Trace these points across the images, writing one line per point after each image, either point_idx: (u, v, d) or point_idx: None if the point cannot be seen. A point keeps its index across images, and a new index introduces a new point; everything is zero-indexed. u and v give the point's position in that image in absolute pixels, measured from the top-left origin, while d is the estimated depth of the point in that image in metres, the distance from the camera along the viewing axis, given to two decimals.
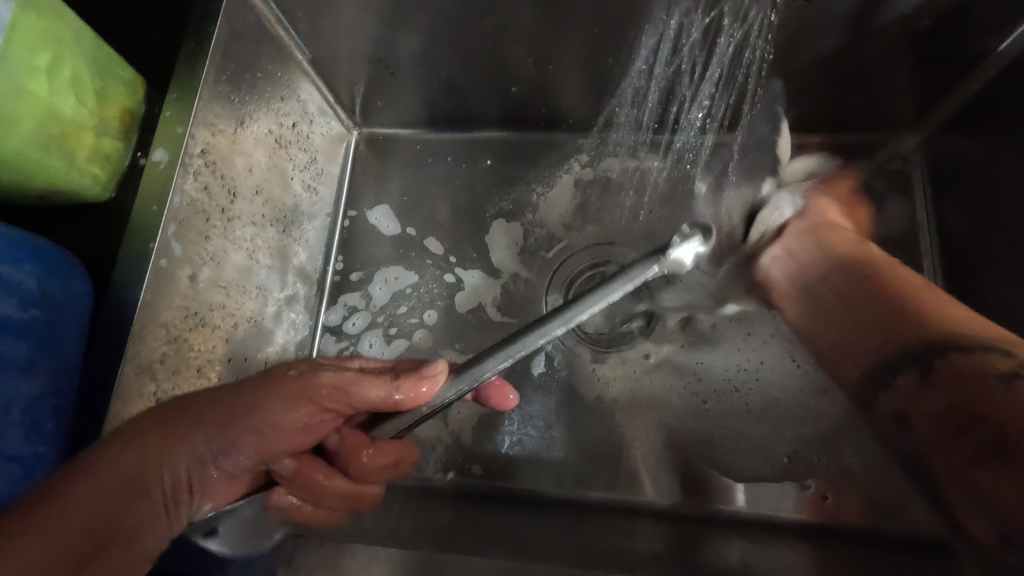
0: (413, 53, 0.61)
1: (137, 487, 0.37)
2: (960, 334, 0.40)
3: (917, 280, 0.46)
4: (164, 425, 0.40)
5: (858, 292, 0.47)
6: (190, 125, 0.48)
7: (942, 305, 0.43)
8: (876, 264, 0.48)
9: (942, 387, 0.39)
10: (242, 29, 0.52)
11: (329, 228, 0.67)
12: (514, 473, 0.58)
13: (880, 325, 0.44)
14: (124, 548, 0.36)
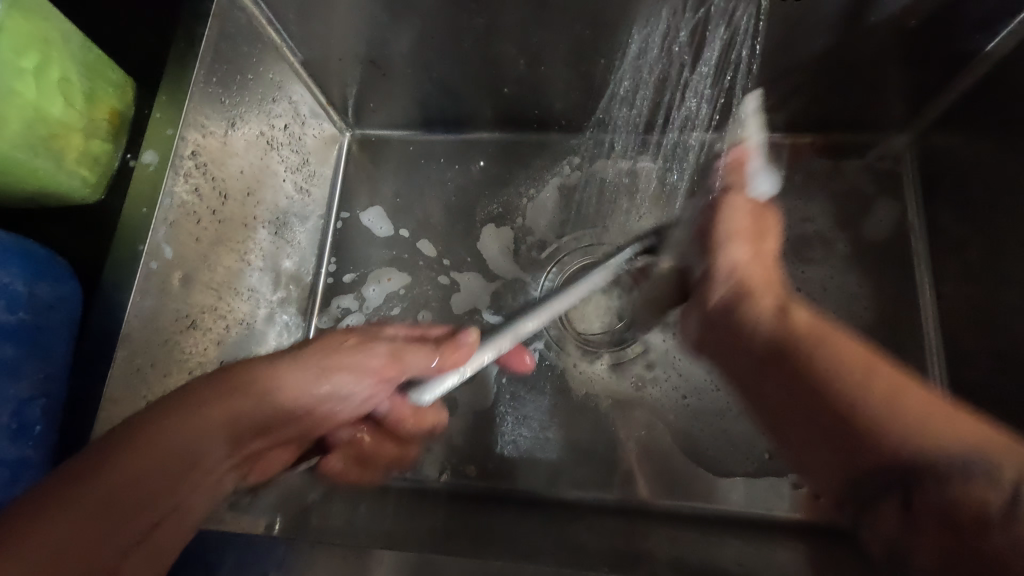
0: (404, 54, 0.60)
1: (158, 476, 0.36)
2: (923, 447, 0.35)
3: (875, 372, 0.40)
4: (175, 410, 0.38)
5: (802, 388, 0.42)
6: (180, 126, 0.48)
7: (893, 397, 0.38)
8: (817, 348, 0.43)
9: (933, 523, 0.33)
10: (233, 31, 0.52)
11: (323, 230, 0.67)
12: (509, 475, 0.58)
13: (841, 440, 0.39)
14: (171, 520, 0.36)
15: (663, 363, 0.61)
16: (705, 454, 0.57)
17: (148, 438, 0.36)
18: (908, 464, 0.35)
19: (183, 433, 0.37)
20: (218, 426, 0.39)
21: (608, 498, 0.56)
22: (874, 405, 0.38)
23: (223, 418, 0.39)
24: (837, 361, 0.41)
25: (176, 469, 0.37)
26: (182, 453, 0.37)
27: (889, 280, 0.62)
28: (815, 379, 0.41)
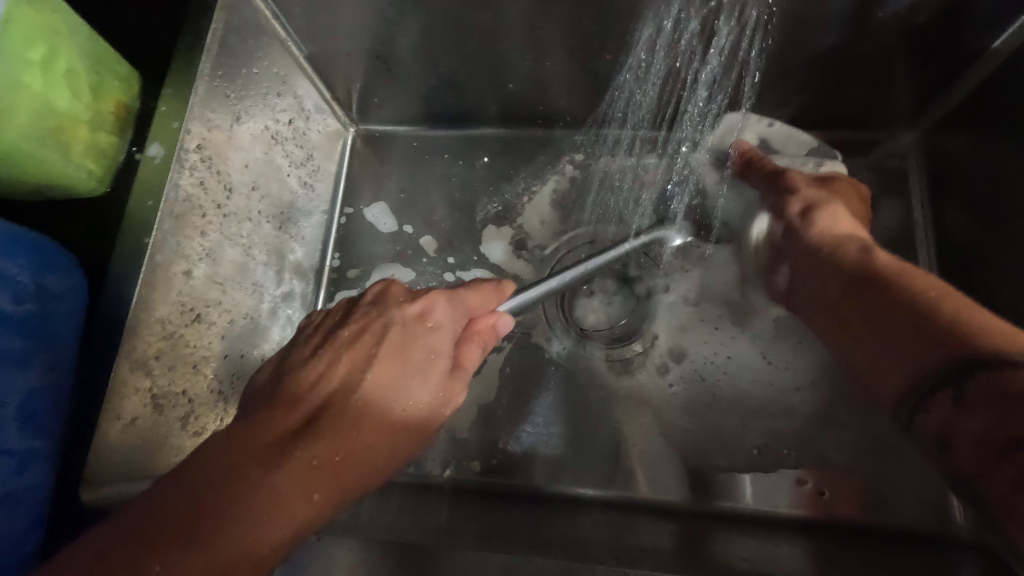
0: (409, 48, 0.60)
1: (228, 497, 0.33)
2: (982, 330, 0.36)
3: (912, 284, 0.42)
4: (259, 452, 0.35)
5: (886, 312, 0.41)
6: (185, 119, 0.48)
7: (947, 296, 0.40)
8: (887, 276, 0.44)
9: (964, 404, 0.34)
10: (238, 25, 0.52)
11: (327, 225, 0.67)
12: (513, 470, 0.58)
13: (907, 314, 0.40)
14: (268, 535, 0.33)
15: (665, 360, 0.61)
16: (709, 451, 0.57)
17: (227, 474, 0.34)
18: (956, 340, 0.36)
19: (266, 478, 0.34)
20: (298, 475, 0.35)
21: (612, 494, 0.56)
22: (934, 301, 0.40)
23: (309, 465, 0.36)
24: (891, 278, 0.44)
25: (254, 506, 0.33)
26: (259, 497, 0.34)
27: None
28: (896, 293, 0.42)
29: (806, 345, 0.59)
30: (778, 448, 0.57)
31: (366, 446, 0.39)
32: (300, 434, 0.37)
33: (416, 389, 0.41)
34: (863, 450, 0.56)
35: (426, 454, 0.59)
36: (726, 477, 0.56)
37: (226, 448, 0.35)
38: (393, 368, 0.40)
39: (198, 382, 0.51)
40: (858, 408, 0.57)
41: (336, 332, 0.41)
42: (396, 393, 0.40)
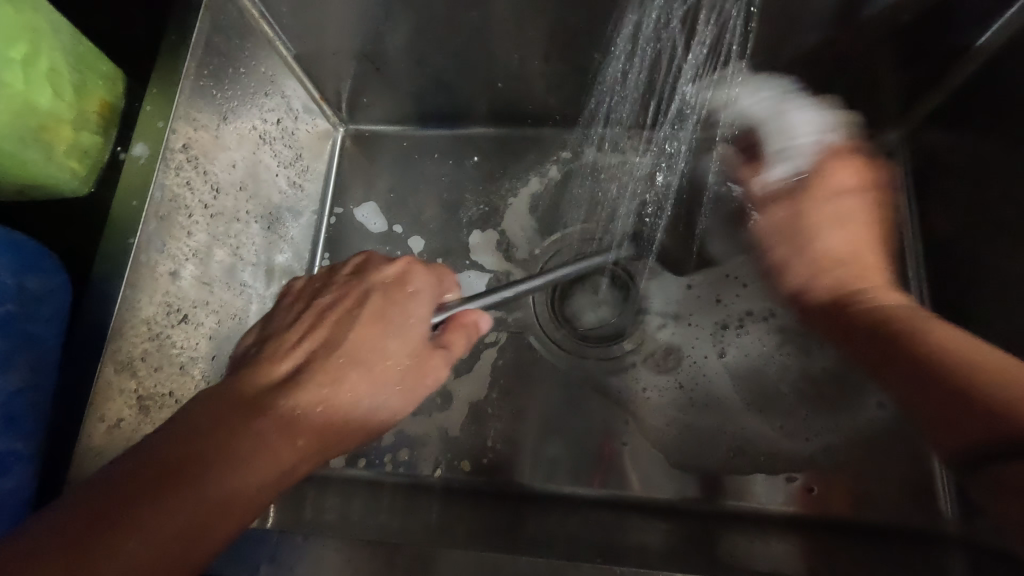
0: (399, 48, 0.60)
1: (201, 446, 0.33)
2: (988, 370, 0.34)
3: (895, 306, 0.42)
4: (245, 402, 0.36)
5: (857, 334, 0.42)
6: (171, 119, 0.47)
7: (941, 328, 0.39)
8: (866, 296, 0.43)
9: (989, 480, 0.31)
10: (225, 24, 0.52)
11: (316, 225, 0.67)
12: (503, 470, 0.58)
13: (887, 348, 0.39)
14: (225, 474, 0.33)
15: (655, 358, 0.61)
16: (701, 449, 0.57)
17: (213, 422, 0.34)
18: (987, 370, 0.34)
19: (248, 428, 0.34)
20: (283, 426, 0.35)
21: (604, 493, 0.56)
22: (975, 345, 0.36)
23: (295, 416, 0.36)
24: (886, 297, 0.43)
25: (238, 451, 0.34)
26: (243, 445, 0.34)
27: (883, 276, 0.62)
28: (880, 313, 0.42)
29: (794, 340, 0.60)
30: (770, 446, 0.57)
31: (350, 395, 0.38)
32: (285, 386, 0.37)
33: (397, 356, 0.40)
34: (852, 447, 0.57)
35: (417, 454, 0.59)
36: (718, 475, 0.56)
37: (210, 401, 0.35)
38: (370, 335, 0.39)
39: (185, 383, 0.51)
40: (847, 406, 0.58)
41: (315, 299, 0.42)
42: (376, 352, 0.39)
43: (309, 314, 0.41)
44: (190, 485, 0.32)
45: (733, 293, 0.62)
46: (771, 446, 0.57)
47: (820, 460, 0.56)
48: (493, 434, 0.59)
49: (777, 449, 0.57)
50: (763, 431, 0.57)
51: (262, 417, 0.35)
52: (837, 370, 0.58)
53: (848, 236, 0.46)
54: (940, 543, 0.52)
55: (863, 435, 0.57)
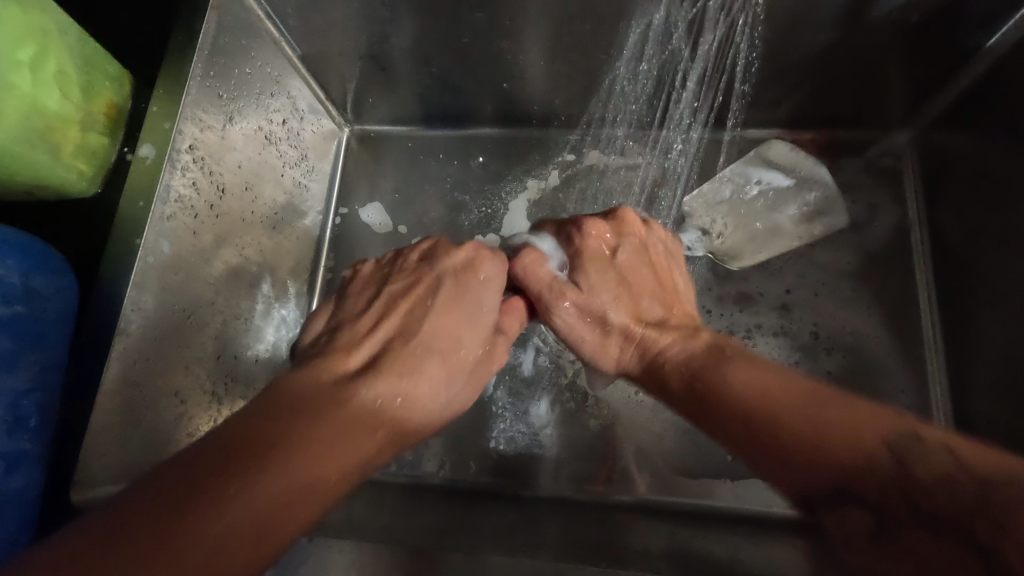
0: (403, 49, 0.60)
1: (278, 431, 0.31)
2: (813, 433, 0.33)
3: (757, 380, 0.37)
4: (324, 392, 0.35)
5: (711, 416, 0.38)
6: (177, 120, 0.48)
7: (768, 406, 0.35)
8: (714, 366, 0.40)
9: (840, 514, 0.32)
10: (231, 24, 0.52)
11: (321, 225, 0.67)
12: (507, 471, 0.58)
13: (754, 427, 0.35)
14: (310, 453, 0.31)
15: None
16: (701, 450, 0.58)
17: (294, 409, 0.33)
18: (815, 433, 0.33)
19: (328, 416, 0.33)
20: (361, 418, 0.35)
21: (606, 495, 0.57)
22: (795, 401, 0.34)
23: (372, 409, 0.36)
24: (727, 373, 0.38)
25: (324, 432, 0.33)
26: (324, 429, 0.33)
27: (891, 279, 0.62)
28: (730, 402, 0.37)
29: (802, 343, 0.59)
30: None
31: (424, 388, 0.39)
32: (359, 379, 0.37)
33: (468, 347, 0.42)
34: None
35: (423, 454, 0.60)
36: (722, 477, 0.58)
37: (285, 396, 0.34)
38: (438, 324, 0.41)
39: (191, 384, 0.50)
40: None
41: (384, 285, 0.44)
42: (450, 341, 0.41)
43: (380, 303, 0.43)
44: (278, 459, 0.30)
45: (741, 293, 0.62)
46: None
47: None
48: (499, 436, 0.60)
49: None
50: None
51: (348, 403, 0.35)
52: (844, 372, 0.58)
53: (657, 304, 0.48)
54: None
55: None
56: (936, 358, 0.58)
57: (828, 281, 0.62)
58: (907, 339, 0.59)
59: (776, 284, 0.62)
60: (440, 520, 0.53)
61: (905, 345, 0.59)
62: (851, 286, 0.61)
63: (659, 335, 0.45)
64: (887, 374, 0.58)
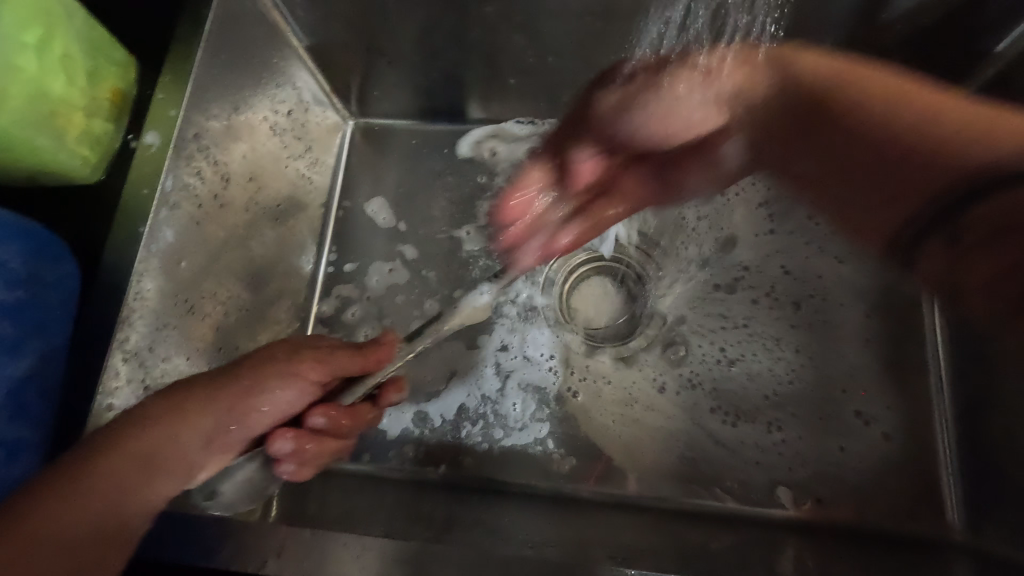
0: (411, 41, 0.60)
1: (192, 396, 0.41)
2: (990, 160, 0.43)
3: (896, 103, 0.45)
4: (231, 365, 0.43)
5: (839, 136, 0.49)
6: (183, 108, 0.47)
7: (927, 105, 0.44)
8: (887, 89, 0.45)
9: (922, 244, 0.54)
10: (239, 13, 0.51)
11: (324, 218, 0.66)
12: (508, 469, 0.57)
13: (911, 157, 0.46)
14: (200, 402, 0.41)
15: (661, 366, 0.60)
16: (708, 456, 0.57)
17: (204, 377, 0.42)
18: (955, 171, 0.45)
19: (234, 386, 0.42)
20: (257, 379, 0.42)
21: (603, 492, 0.56)
22: (958, 132, 0.43)
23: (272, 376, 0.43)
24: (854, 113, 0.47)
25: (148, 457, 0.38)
26: (205, 400, 0.41)
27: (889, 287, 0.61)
28: (863, 132, 0.47)
29: (774, 347, 0.60)
30: (748, 442, 0.57)
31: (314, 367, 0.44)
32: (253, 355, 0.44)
33: (289, 374, 0.43)
34: (827, 445, 0.57)
35: (419, 449, 0.58)
36: (707, 471, 0.56)
37: (195, 384, 0.41)
38: (275, 359, 0.44)
39: None
40: (825, 421, 0.57)
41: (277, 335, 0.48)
42: (327, 355, 0.45)
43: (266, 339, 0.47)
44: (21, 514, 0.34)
45: (733, 285, 0.62)
46: (741, 440, 0.57)
47: (798, 459, 0.56)
48: (487, 432, 0.59)
49: (748, 443, 0.57)
50: (738, 423, 0.58)
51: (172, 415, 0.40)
52: (814, 368, 0.59)
53: None
54: (908, 543, 0.53)
55: (841, 440, 0.57)
56: (937, 368, 0.58)
57: (805, 300, 0.61)
58: (913, 346, 0.59)
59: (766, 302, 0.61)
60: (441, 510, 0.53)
61: (904, 355, 0.59)
62: (866, 296, 0.60)
63: (751, 117, 0.53)
64: (858, 380, 0.58)
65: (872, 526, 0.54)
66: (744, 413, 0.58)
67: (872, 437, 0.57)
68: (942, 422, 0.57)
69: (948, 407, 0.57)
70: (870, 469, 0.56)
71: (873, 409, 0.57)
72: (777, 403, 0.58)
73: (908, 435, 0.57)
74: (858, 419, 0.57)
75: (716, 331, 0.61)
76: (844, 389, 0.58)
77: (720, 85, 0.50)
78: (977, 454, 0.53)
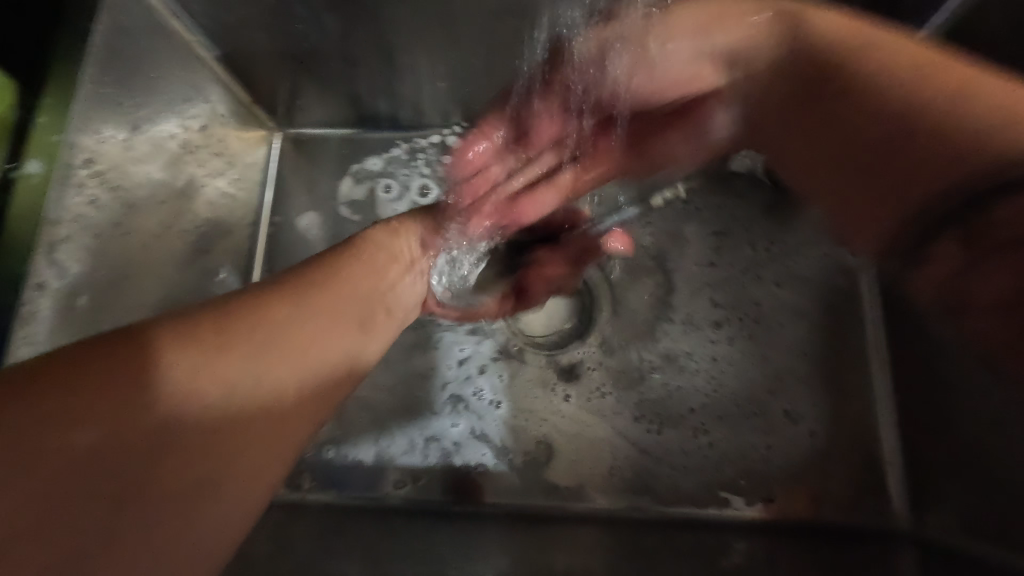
0: (331, 47, 0.57)
1: (287, 329, 0.39)
2: (1005, 119, 0.32)
3: (889, 55, 0.37)
4: (326, 297, 0.42)
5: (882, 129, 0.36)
6: (70, 133, 0.45)
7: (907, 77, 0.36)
8: (876, 43, 0.38)
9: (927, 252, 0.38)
10: (131, 26, 0.47)
11: (252, 237, 0.61)
12: (457, 489, 0.55)
13: (896, 140, 0.36)
14: (298, 341, 0.39)
15: (603, 374, 0.59)
16: (658, 465, 0.56)
17: (294, 303, 0.40)
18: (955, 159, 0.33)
19: (337, 322, 0.42)
20: (348, 313, 0.43)
21: (542, 505, 0.55)
22: (955, 97, 0.34)
23: (356, 318, 0.43)
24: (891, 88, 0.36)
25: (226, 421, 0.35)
26: (301, 330, 0.39)
27: (828, 284, 0.61)
28: (881, 112, 0.36)
29: (697, 355, 0.59)
30: (672, 449, 0.56)
31: (371, 310, 0.45)
32: (333, 284, 0.43)
33: (317, 301, 0.41)
34: (753, 443, 0.56)
35: (365, 475, 0.56)
36: (641, 474, 0.55)
37: (291, 310, 0.40)
38: (328, 282, 0.43)
39: None
40: (754, 419, 0.57)
41: (348, 245, 0.47)
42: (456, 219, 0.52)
43: (342, 266, 0.45)
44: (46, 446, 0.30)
45: (668, 296, 0.61)
46: (667, 447, 0.56)
47: (725, 459, 0.56)
48: (426, 454, 0.57)
49: (673, 449, 0.56)
50: (662, 431, 0.57)
51: (242, 360, 0.36)
52: (740, 371, 0.58)
53: None
54: (852, 534, 0.53)
55: (766, 436, 0.56)
56: (879, 359, 0.58)
57: (738, 319, 0.60)
58: (851, 335, 0.59)
59: (703, 306, 0.60)
60: None
61: (848, 345, 0.59)
62: (805, 288, 0.60)
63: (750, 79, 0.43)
64: (785, 381, 0.58)
65: (803, 521, 0.54)
66: (668, 420, 0.57)
67: (798, 434, 0.56)
68: (883, 413, 0.57)
69: (887, 397, 0.57)
70: (795, 467, 0.55)
71: (801, 407, 0.57)
72: (704, 408, 0.57)
73: (844, 428, 0.57)
74: (785, 417, 0.57)
75: (654, 337, 0.60)
76: (770, 390, 0.57)
77: (711, 40, 0.42)
78: (916, 444, 0.54)
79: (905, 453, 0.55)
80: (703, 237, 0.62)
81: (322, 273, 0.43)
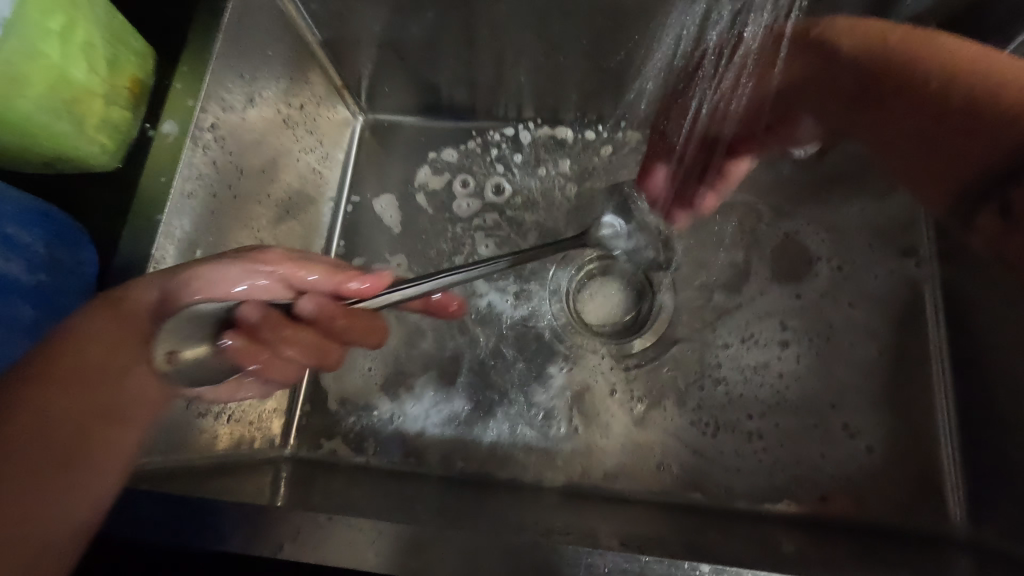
0: (423, 37, 0.60)
1: (67, 388, 0.37)
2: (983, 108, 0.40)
3: (933, 60, 0.42)
4: (110, 344, 0.39)
5: (905, 106, 0.44)
6: (201, 100, 0.48)
7: (954, 73, 0.41)
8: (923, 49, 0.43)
9: (976, 221, 0.45)
10: (258, 8, 0.52)
11: (333, 211, 0.67)
12: (513, 463, 0.58)
13: (960, 117, 0.41)
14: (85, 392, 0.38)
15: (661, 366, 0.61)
16: (711, 457, 0.58)
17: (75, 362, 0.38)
18: (1005, 144, 0.39)
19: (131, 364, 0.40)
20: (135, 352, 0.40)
21: (594, 485, 0.57)
22: (965, 84, 0.41)
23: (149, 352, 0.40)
24: (909, 59, 0.43)
25: (86, 425, 0.37)
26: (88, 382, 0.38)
27: (889, 296, 0.62)
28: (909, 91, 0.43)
29: (760, 357, 0.60)
30: (725, 451, 0.58)
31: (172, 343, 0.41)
32: (112, 331, 0.40)
33: (92, 353, 0.39)
34: (809, 450, 0.58)
35: (426, 444, 0.59)
36: (694, 464, 0.57)
37: (68, 365, 0.38)
38: (99, 329, 0.39)
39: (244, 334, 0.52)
40: (811, 429, 0.58)
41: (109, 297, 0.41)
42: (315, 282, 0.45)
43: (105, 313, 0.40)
44: None
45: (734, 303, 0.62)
46: (721, 449, 0.58)
47: (778, 464, 0.57)
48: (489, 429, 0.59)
49: (727, 450, 0.58)
50: (717, 434, 0.58)
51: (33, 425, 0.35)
52: (803, 384, 0.59)
53: None
54: (906, 537, 0.54)
55: (822, 447, 0.58)
56: (939, 372, 0.59)
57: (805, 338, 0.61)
58: (909, 345, 0.60)
59: (771, 325, 0.61)
60: (439, 495, 0.52)
61: (907, 355, 0.60)
62: (865, 297, 0.62)
63: (799, 93, 0.49)
64: (843, 392, 0.59)
65: (849, 522, 0.55)
66: (724, 423, 0.59)
67: (854, 448, 0.57)
68: (942, 424, 0.58)
69: (948, 409, 0.58)
70: (849, 477, 0.56)
71: (859, 423, 0.58)
72: (764, 415, 0.59)
73: (899, 438, 0.58)
74: (844, 431, 0.58)
75: (715, 336, 0.61)
76: (832, 403, 0.59)
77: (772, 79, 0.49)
78: (975, 458, 0.55)
79: (964, 467, 0.56)
80: (769, 242, 0.64)
81: (90, 320, 0.40)
